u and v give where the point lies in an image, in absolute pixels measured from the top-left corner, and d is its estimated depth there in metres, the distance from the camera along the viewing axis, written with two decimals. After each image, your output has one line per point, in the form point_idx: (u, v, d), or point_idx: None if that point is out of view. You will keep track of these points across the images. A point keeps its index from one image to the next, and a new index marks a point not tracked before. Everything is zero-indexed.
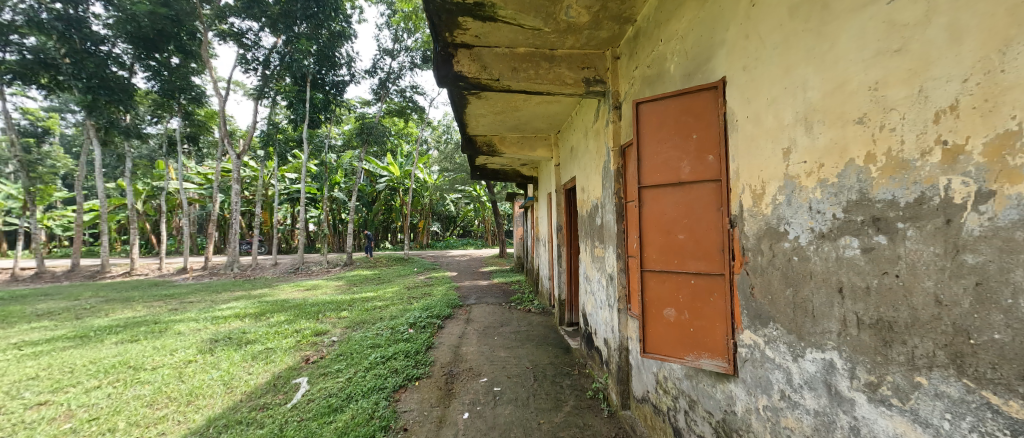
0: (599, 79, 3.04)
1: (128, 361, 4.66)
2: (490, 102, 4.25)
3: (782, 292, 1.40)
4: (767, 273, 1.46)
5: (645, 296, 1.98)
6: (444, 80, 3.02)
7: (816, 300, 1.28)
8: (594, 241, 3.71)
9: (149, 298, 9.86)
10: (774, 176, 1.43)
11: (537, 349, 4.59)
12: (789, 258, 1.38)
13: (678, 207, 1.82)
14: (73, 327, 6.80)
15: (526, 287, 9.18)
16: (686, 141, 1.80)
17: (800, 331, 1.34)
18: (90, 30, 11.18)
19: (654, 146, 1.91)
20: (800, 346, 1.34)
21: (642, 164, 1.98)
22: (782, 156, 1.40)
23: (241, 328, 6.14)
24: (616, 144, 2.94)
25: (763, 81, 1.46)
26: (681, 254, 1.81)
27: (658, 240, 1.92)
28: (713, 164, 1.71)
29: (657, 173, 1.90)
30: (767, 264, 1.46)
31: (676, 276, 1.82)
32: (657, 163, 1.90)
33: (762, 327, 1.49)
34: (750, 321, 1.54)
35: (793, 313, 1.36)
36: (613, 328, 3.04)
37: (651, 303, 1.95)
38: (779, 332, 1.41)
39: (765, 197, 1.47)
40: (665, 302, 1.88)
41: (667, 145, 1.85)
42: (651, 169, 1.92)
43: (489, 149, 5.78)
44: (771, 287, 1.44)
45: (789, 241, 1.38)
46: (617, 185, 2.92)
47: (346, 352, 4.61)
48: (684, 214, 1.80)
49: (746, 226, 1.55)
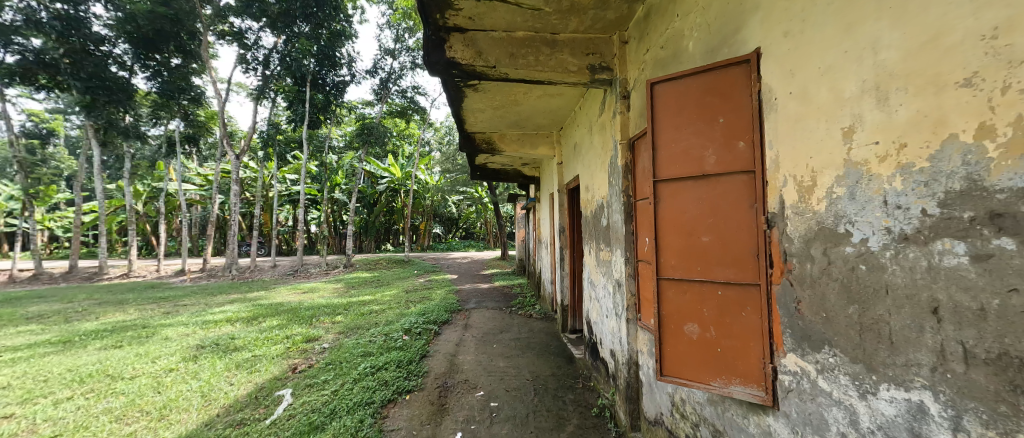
0: (605, 66, 2.76)
1: (107, 369, 4.43)
2: (488, 95, 4.00)
3: (844, 310, 1.12)
4: (819, 284, 1.18)
5: (661, 310, 1.70)
6: (435, 67, 2.76)
7: (895, 323, 1.01)
8: (598, 243, 3.46)
9: (144, 301, 9.67)
10: (830, 163, 1.16)
11: (538, 359, 4.31)
12: (852, 267, 1.10)
13: (701, 204, 1.54)
14: (58, 331, 6.58)
15: (527, 291, 8.88)
16: (710, 126, 1.52)
17: (871, 361, 1.06)
18: (88, 31, 10.99)
19: (673, 132, 1.63)
20: (872, 380, 1.05)
21: (657, 154, 1.70)
22: (842, 136, 1.12)
23: (231, 334, 5.92)
24: (625, 137, 2.68)
25: (813, 44, 1.19)
26: (706, 260, 1.53)
27: (677, 243, 1.63)
28: (744, 152, 1.43)
29: (676, 164, 1.62)
30: (820, 274, 1.18)
31: (701, 286, 1.54)
32: (676, 153, 1.62)
33: (813, 352, 1.21)
34: (796, 343, 1.25)
35: (861, 338, 1.08)
36: (621, 340, 2.76)
37: (668, 318, 1.67)
38: (840, 361, 1.13)
39: (818, 191, 1.19)
40: (685, 316, 1.61)
41: (688, 131, 1.58)
42: (670, 159, 1.65)
43: (488, 146, 5.51)
44: (827, 304, 1.16)
45: (852, 245, 1.11)
46: (626, 182, 2.65)
47: (335, 361, 4.37)
48: (709, 212, 1.52)
49: (791, 227, 1.27)
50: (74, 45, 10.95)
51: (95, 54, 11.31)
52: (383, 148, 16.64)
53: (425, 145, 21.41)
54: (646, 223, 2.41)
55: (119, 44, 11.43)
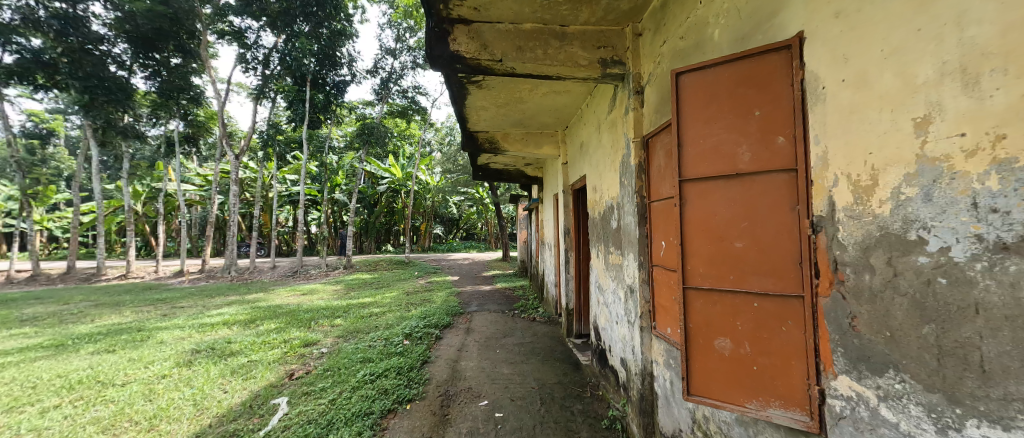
0: (617, 60, 2.62)
1: (99, 375, 4.29)
2: (492, 93, 3.86)
3: (919, 331, 1.00)
4: (886, 300, 1.06)
5: (688, 321, 1.59)
6: (437, 62, 2.62)
7: (989, 348, 0.89)
8: (608, 246, 3.32)
9: (141, 303, 9.54)
10: (898, 160, 1.03)
11: (543, 366, 4.16)
12: (927, 281, 0.98)
13: (734, 207, 1.42)
14: (52, 334, 6.44)
15: (530, 293, 8.73)
16: (744, 120, 1.39)
17: (952, 390, 0.94)
18: (87, 30, 10.88)
19: (701, 127, 1.51)
20: (955, 413, 0.94)
21: (684, 152, 1.58)
22: (915, 128, 0.99)
23: (227, 338, 5.78)
24: (638, 135, 2.53)
25: (874, 25, 1.06)
26: (740, 267, 1.41)
27: (705, 249, 1.52)
28: (784, 149, 1.31)
29: (705, 162, 1.50)
30: (885, 287, 1.06)
31: (735, 296, 1.42)
32: (704, 150, 1.50)
33: (876, 376, 1.09)
34: (854, 366, 1.13)
35: (941, 363, 0.96)
36: (634, 349, 2.62)
37: (696, 330, 1.55)
38: (911, 388, 1.02)
39: (881, 192, 1.06)
40: (716, 329, 1.49)
41: (718, 125, 1.46)
42: (697, 157, 1.53)
43: (491, 146, 5.36)
44: (895, 322, 1.04)
45: (928, 255, 0.99)
46: (640, 182, 2.52)
47: (334, 367, 4.23)
48: (744, 215, 1.40)
49: (845, 232, 1.14)
50: (73, 44, 10.83)
51: (93, 53, 11.20)
52: (384, 149, 16.52)
53: (426, 146, 21.32)
54: (662, 225, 2.28)
55: (119, 43, 11.32)
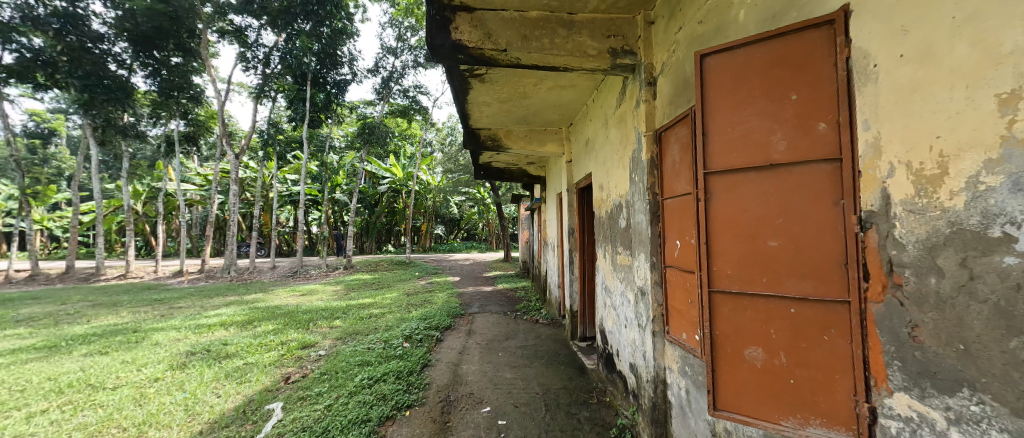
0: (627, 50, 2.48)
1: (89, 378, 4.17)
2: (496, 87, 3.74)
3: (1003, 343, 0.93)
4: (959, 309, 1.00)
5: (714, 328, 1.55)
6: (439, 52, 2.50)
7: None
8: (615, 247, 3.19)
9: (138, 303, 9.43)
10: (978, 144, 0.95)
11: (547, 370, 4.02)
12: (1016, 286, 0.91)
13: (767, 207, 1.39)
14: (47, 335, 6.33)
15: (532, 295, 8.60)
16: (781, 106, 1.36)
17: None
18: (87, 28, 10.78)
19: (732, 115, 1.49)
20: None
21: (712, 141, 1.55)
22: (996, 104, 0.92)
23: (223, 339, 5.65)
24: (651, 128, 2.40)
25: None
26: (775, 264, 1.39)
27: (736, 245, 1.49)
28: (826, 135, 1.28)
29: (736, 153, 1.48)
30: (961, 294, 0.99)
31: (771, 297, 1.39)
32: (735, 139, 1.48)
33: (947, 397, 1.02)
34: (922, 385, 1.07)
35: None
36: (645, 355, 2.49)
37: (724, 338, 1.52)
38: (990, 412, 0.95)
39: (956, 184, 0.99)
40: (746, 336, 1.46)
41: (752, 111, 1.44)
42: (727, 146, 1.51)
43: (493, 143, 5.23)
44: (974, 333, 0.98)
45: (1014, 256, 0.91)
46: (653, 178, 2.38)
47: (331, 371, 4.10)
48: (779, 211, 1.38)
49: (913, 229, 1.08)
50: (72, 42, 10.72)
51: (93, 52, 11.11)
52: (385, 148, 16.40)
53: (427, 146, 21.21)
54: (677, 224, 2.16)
55: (119, 42, 11.24)
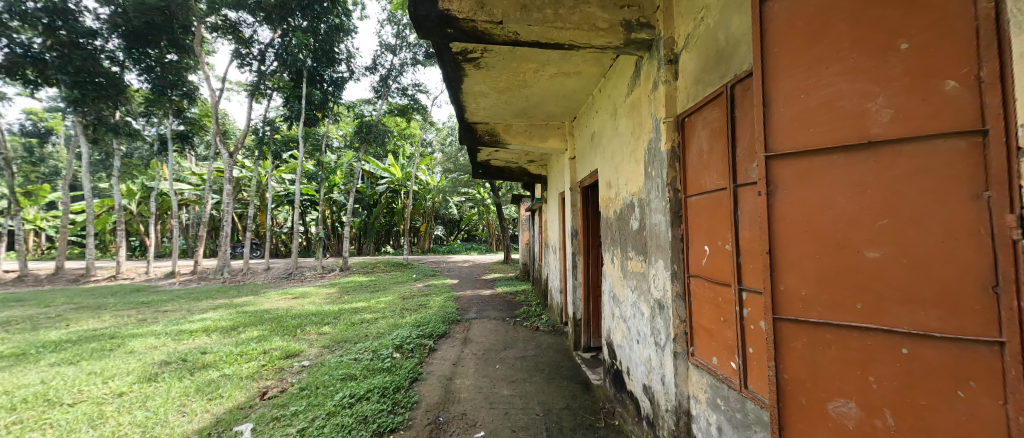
0: (644, 22, 2.14)
1: (48, 393, 3.81)
2: (492, 74, 3.39)
3: None
4: None
5: (781, 370, 1.10)
6: (424, 26, 2.14)
7: None
8: (627, 251, 2.84)
9: (123, 306, 9.08)
10: None
11: (548, 386, 3.65)
12: None
13: (865, 201, 0.93)
14: (18, 341, 5.98)
15: (532, 299, 8.25)
16: (885, 61, 0.91)
17: None
18: (77, 23, 10.43)
19: (805, 76, 1.04)
20: None
21: (779, 113, 1.10)
22: None
23: (203, 347, 5.30)
24: (673, 114, 2.04)
25: None
26: (880, 284, 0.92)
27: (815, 253, 1.02)
28: (964, 101, 0.81)
29: (818, 125, 1.02)
30: None
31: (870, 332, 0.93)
32: (813, 109, 1.02)
33: None
34: None
35: None
36: (663, 379, 2.12)
37: (795, 387, 1.06)
38: None
39: None
40: (830, 384, 0.99)
41: (837, 67, 0.98)
42: (799, 117, 1.05)
43: (491, 138, 4.85)
44: None
45: None
46: (674, 172, 2.02)
47: (311, 385, 3.75)
48: (885, 203, 0.91)
49: None
50: (63, 37, 10.37)
51: (85, 47, 10.79)
52: (383, 148, 16.08)
53: (427, 146, 20.89)
54: (705, 225, 1.80)
55: (112, 38, 10.94)
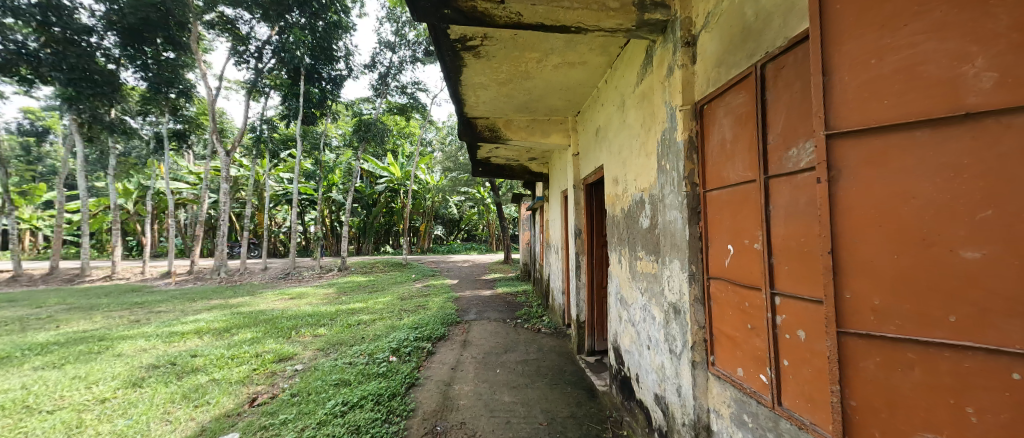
0: (658, 2, 1.98)
1: (26, 400, 3.64)
2: (493, 65, 3.22)
3: None
4: None
5: (846, 396, 0.95)
6: (419, 6, 1.97)
7: None
8: (637, 251, 2.68)
9: (116, 307, 8.91)
10: None
11: (552, 392, 3.48)
12: None
13: (956, 190, 0.79)
14: (4, 343, 5.81)
15: (533, 299, 8.08)
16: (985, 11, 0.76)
17: None
18: (71, 18, 10.22)
19: (879, 35, 0.89)
20: None
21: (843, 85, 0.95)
22: None
23: (194, 350, 5.13)
24: (690, 102, 1.87)
25: None
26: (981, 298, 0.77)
27: (897, 261, 0.87)
28: None
29: (899, 99, 0.87)
30: None
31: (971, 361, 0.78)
32: (892, 75, 0.88)
33: None
34: None
35: None
36: (679, 390, 1.95)
37: (864, 416, 0.92)
38: None
39: None
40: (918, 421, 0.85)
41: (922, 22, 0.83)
42: (871, 85, 0.91)
43: (491, 134, 4.67)
44: None
45: None
46: (692, 165, 1.86)
47: (303, 391, 3.58)
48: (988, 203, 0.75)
49: None
50: (56, 34, 10.14)
51: (79, 44, 10.59)
52: (382, 147, 15.89)
53: (426, 145, 20.68)
54: (729, 223, 1.63)
55: (107, 35, 10.76)
